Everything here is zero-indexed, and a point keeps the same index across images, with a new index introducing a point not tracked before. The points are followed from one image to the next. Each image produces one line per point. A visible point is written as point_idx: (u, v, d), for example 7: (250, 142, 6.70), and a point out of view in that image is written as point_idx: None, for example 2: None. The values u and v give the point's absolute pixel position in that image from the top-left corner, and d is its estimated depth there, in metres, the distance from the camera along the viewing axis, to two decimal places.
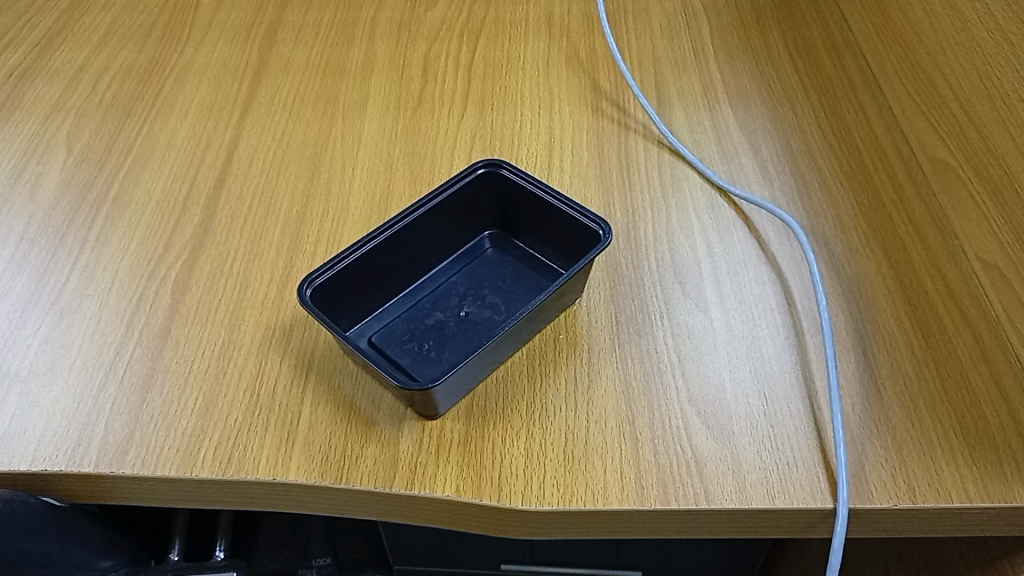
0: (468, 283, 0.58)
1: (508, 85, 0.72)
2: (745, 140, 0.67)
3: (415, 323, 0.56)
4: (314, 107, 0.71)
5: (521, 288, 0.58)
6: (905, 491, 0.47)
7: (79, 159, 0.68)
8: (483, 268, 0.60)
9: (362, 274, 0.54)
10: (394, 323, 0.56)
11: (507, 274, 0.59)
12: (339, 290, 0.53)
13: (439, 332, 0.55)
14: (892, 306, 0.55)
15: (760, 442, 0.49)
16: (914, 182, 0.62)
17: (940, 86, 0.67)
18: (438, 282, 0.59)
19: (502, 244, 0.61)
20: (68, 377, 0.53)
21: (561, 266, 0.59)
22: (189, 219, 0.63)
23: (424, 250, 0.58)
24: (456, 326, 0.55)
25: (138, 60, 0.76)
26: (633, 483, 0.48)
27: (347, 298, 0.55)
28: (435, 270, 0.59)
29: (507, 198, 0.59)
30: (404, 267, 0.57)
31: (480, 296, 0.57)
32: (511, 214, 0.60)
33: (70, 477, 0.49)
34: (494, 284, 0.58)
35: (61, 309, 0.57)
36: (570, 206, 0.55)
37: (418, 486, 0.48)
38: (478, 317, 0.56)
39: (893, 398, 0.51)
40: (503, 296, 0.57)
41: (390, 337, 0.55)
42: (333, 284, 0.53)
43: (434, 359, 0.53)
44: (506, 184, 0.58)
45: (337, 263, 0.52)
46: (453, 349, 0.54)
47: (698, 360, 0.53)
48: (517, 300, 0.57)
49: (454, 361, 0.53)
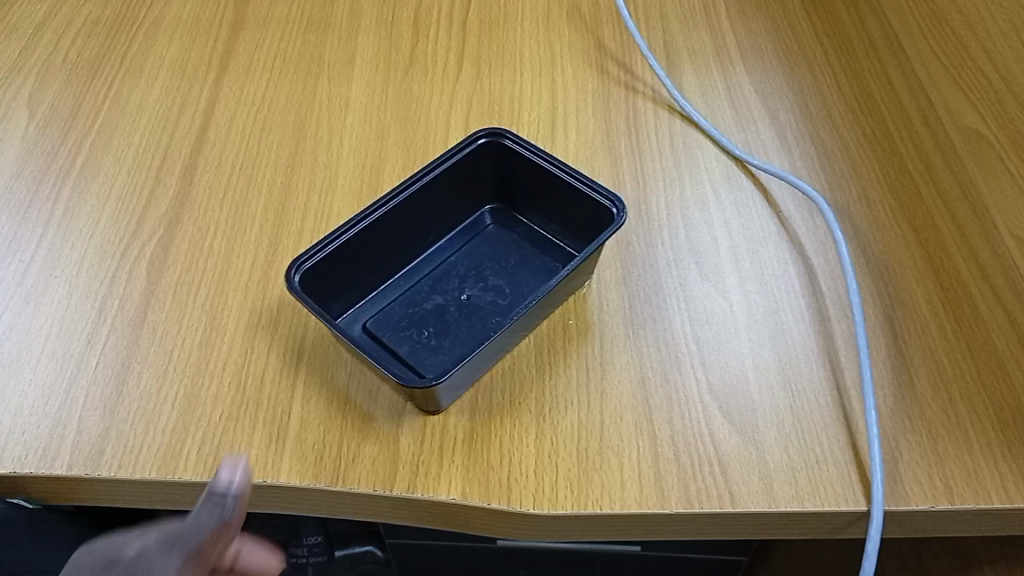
0: (469, 263, 0.54)
1: (506, 44, 0.67)
2: (761, 105, 0.62)
3: (412, 308, 0.52)
4: (297, 66, 0.66)
5: (527, 268, 0.54)
6: (942, 491, 0.44)
7: (42, 124, 0.63)
8: (485, 245, 0.56)
9: (353, 254, 0.50)
10: (389, 307, 0.52)
11: (512, 253, 0.55)
12: (330, 273, 0.49)
13: (440, 318, 0.51)
14: (922, 286, 0.52)
15: (787, 438, 0.46)
16: (942, 151, 0.58)
17: (973, 49, 0.64)
18: (437, 262, 0.55)
19: (504, 219, 0.57)
20: (36, 369, 0.49)
21: (569, 245, 0.55)
22: (164, 191, 0.58)
23: (421, 227, 0.54)
24: (458, 312, 0.51)
25: (104, 14, 0.70)
26: (653, 483, 0.44)
27: (337, 281, 0.50)
28: (434, 248, 0.55)
29: (510, 169, 0.55)
30: (399, 245, 0.53)
31: (482, 278, 0.53)
32: (514, 186, 0.56)
33: (40, 480, 0.45)
34: (498, 264, 0.54)
35: (26, 291, 0.53)
36: (584, 180, 0.51)
37: (420, 489, 0.44)
38: (482, 302, 0.52)
39: (926, 387, 0.47)
40: (508, 278, 0.53)
41: (387, 323, 0.51)
42: (323, 267, 0.49)
43: (435, 348, 0.49)
44: (509, 155, 0.54)
45: (328, 245, 0.48)
46: (455, 337, 0.50)
47: (718, 347, 0.49)
48: (524, 282, 0.53)
49: (459, 353, 0.49)
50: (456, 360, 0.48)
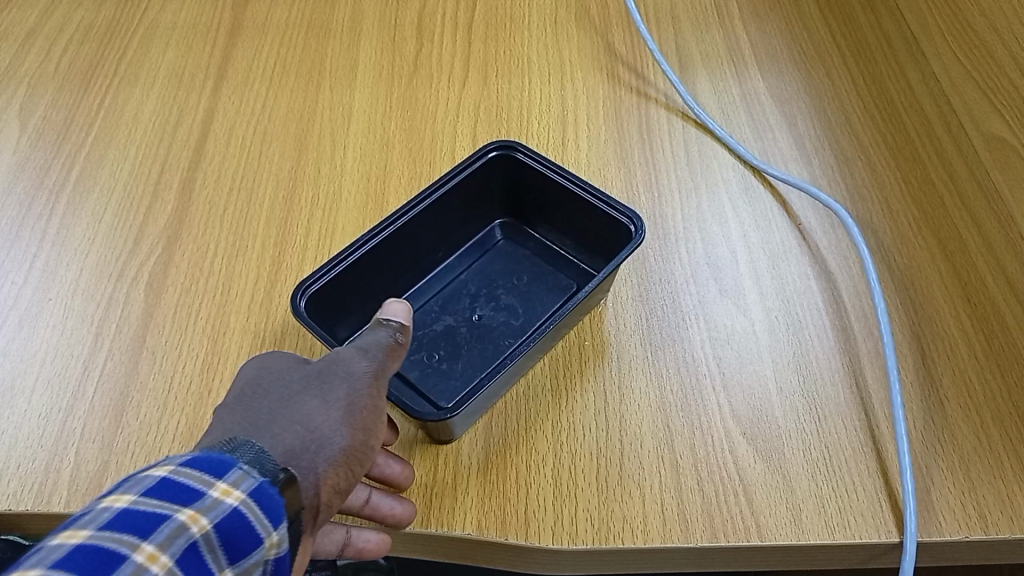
0: (479, 281, 0.53)
1: (513, 49, 0.65)
2: (777, 112, 0.60)
3: (422, 329, 0.50)
4: (297, 73, 0.64)
5: (539, 287, 0.52)
6: (976, 520, 0.42)
7: (34, 137, 0.61)
8: (495, 262, 0.54)
9: (360, 272, 0.48)
10: None
11: (524, 270, 0.54)
12: (336, 295, 0.47)
13: (450, 341, 0.50)
14: (949, 302, 0.50)
15: (815, 465, 0.44)
16: (966, 159, 0.56)
17: (998, 53, 0.62)
18: (447, 280, 0.54)
19: (515, 234, 0.56)
20: (31, 399, 0.47)
21: (584, 262, 0.53)
22: (162, 208, 0.56)
23: (429, 246, 0.52)
24: (469, 333, 0.50)
25: (96, 19, 0.68)
26: (676, 515, 0.43)
27: (344, 303, 0.49)
28: (443, 265, 0.54)
29: (522, 182, 0.53)
30: (407, 266, 0.51)
31: (493, 297, 0.52)
32: (526, 200, 0.54)
33: (36, 517, 0.44)
34: (508, 282, 0.53)
35: (21, 315, 0.51)
36: (600, 196, 0.49)
37: (434, 523, 0.43)
38: (494, 323, 0.50)
39: (957, 410, 0.46)
40: (521, 298, 0.52)
41: None
42: (329, 289, 0.47)
43: (446, 373, 0.48)
44: (521, 168, 0.52)
45: (335, 267, 0.46)
46: (467, 361, 0.49)
47: (741, 369, 0.48)
48: (537, 301, 0.52)
49: (472, 378, 0.48)
50: (468, 387, 0.47)
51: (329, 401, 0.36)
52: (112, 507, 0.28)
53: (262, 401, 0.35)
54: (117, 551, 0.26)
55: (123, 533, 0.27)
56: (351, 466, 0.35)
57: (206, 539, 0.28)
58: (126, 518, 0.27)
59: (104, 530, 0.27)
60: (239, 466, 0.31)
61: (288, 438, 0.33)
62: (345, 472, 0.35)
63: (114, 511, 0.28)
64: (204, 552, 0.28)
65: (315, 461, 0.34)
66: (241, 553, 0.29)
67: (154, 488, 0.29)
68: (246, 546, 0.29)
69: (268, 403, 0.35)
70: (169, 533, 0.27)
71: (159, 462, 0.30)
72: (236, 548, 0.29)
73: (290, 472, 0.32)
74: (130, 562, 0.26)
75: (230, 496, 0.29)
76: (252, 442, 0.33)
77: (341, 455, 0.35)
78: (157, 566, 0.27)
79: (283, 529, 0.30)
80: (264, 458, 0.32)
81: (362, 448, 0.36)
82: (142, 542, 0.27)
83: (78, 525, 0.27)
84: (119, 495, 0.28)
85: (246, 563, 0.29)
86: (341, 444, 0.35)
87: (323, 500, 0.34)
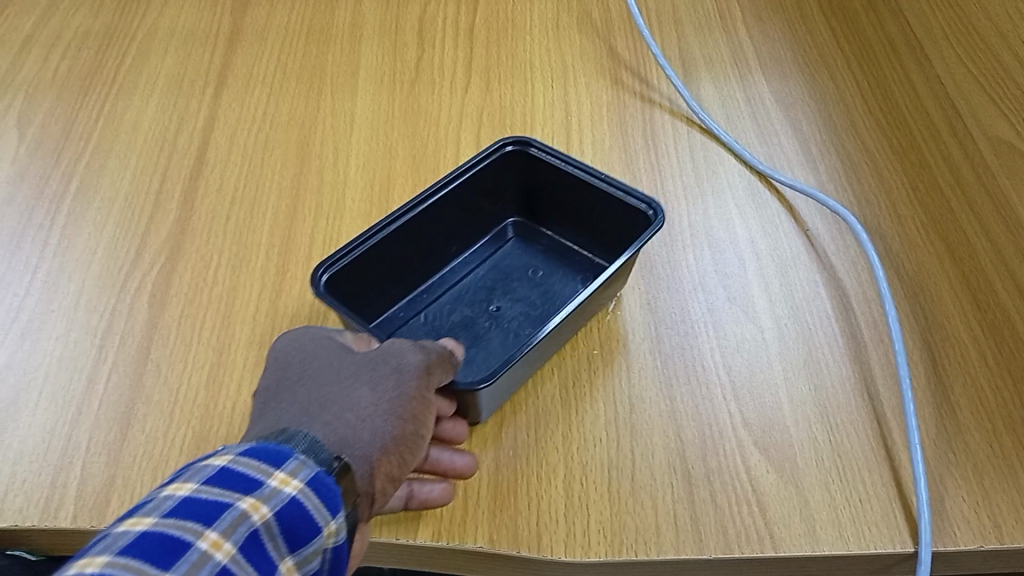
0: (495, 275, 0.54)
1: (515, 54, 0.64)
2: (782, 116, 0.60)
3: (440, 319, 0.51)
4: (299, 80, 0.63)
5: (556, 279, 0.53)
6: (991, 529, 0.42)
7: (33, 146, 0.60)
8: (509, 257, 0.55)
9: (377, 261, 0.48)
10: (415, 319, 0.52)
11: (538, 265, 0.54)
12: (356, 279, 0.47)
13: (471, 329, 0.50)
14: (959, 308, 0.50)
15: (828, 474, 0.44)
16: (972, 163, 0.56)
17: (1002, 57, 0.62)
18: (460, 274, 0.54)
19: (527, 234, 0.56)
20: (35, 414, 0.47)
21: (599, 256, 0.54)
22: (163, 218, 0.55)
23: (445, 240, 0.53)
24: (488, 321, 0.51)
25: (94, 26, 0.67)
26: (689, 526, 0.42)
27: (363, 293, 0.49)
28: (457, 260, 0.55)
29: (535, 177, 0.53)
30: (422, 260, 0.52)
31: (510, 289, 0.53)
32: (537, 197, 0.55)
33: (43, 533, 0.43)
34: (522, 275, 0.54)
35: (22, 328, 0.51)
36: (618, 187, 0.49)
37: (446, 537, 0.42)
38: (513, 313, 0.51)
39: (968, 418, 0.45)
40: (537, 291, 0.52)
41: (411, 335, 0.50)
42: (351, 270, 0.46)
43: (469, 360, 0.48)
44: (536, 162, 0.52)
45: (360, 245, 0.46)
46: (488, 348, 0.49)
47: (751, 377, 0.47)
48: (553, 292, 0.52)
49: (493, 364, 0.48)
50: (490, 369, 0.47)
51: (378, 390, 0.37)
52: (175, 496, 0.28)
53: (312, 386, 0.37)
54: (183, 537, 0.26)
55: (187, 519, 0.27)
56: (402, 455, 0.36)
57: (267, 527, 0.28)
58: (189, 505, 0.28)
59: (168, 517, 0.27)
60: (296, 455, 0.31)
61: (341, 426, 0.35)
62: (398, 460, 0.36)
63: (176, 501, 0.28)
64: (266, 540, 0.28)
65: (369, 446, 0.35)
66: (301, 541, 0.29)
67: (214, 478, 0.29)
68: (306, 533, 0.29)
69: (320, 386, 0.37)
70: (232, 519, 0.28)
71: (216, 452, 0.31)
72: (296, 536, 0.29)
73: (343, 461, 0.33)
74: (196, 547, 0.26)
75: (288, 484, 0.30)
76: (305, 432, 0.34)
77: (393, 442, 0.36)
78: (221, 553, 0.27)
79: (340, 517, 0.31)
80: (318, 447, 0.33)
81: (412, 438, 0.37)
82: (205, 529, 0.27)
83: (141, 513, 0.27)
84: (179, 485, 0.29)
85: (306, 551, 0.30)
86: (393, 432, 0.36)
87: (378, 488, 0.35)
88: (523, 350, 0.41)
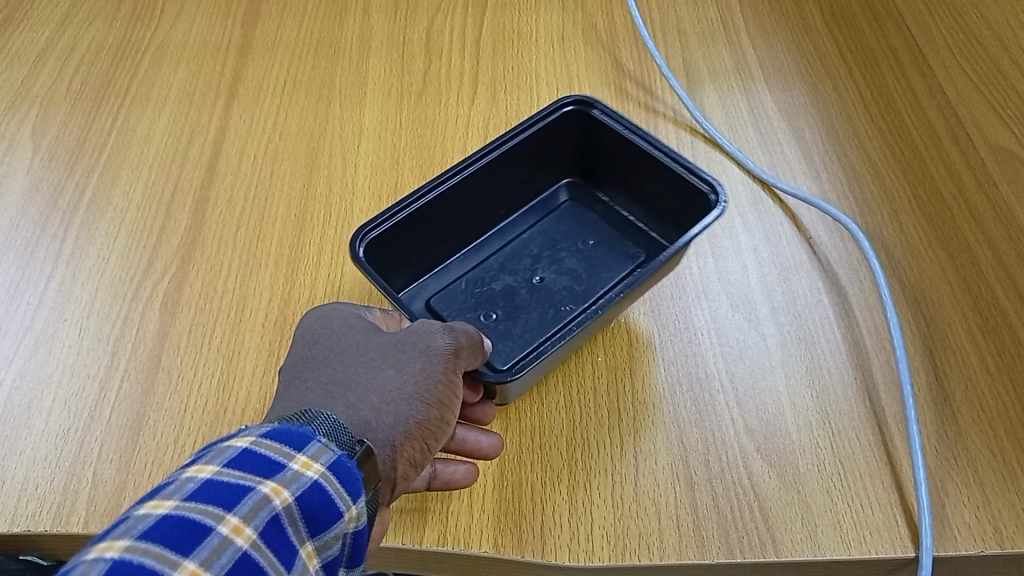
0: (544, 241, 0.56)
1: (521, 65, 0.65)
2: (786, 125, 0.60)
3: (483, 287, 0.54)
4: (308, 92, 0.64)
5: (607, 251, 0.55)
6: (992, 534, 0.42)
7: (47, 157, 0.61)
8: (562, 223, 0.58)
9: (420, 223, 0.51)
10: (455, 283, 0.54)
11: (591, 233, 0.56)
12: (396, 241, 0.50)
13: (510, 301, 0.52)
14: (960, 314, 0.50)
15: (829, 480, 0.44)
16: (975, 171, 0.57)
17: (1004, 67, 0.62)
18: (512, 240, 0.57)
19: (582, 196, 0.59)
20: (48, 420, 0.48)
21: (654, 229, 0.56)
22: (175, 227, 0.56)
23: (493, 203, 0.56)
24: (530, 291, 0.53)
25: (108, 39, 0.69)
26: (691, 531, 0.43)
27: (402, 254, 0.52)
28: (507, 223, 0.57)
29: (599, 140, 0.56)
30: (467, 222, 0.55)
31: (557, 259, 0.55)
32: (598, 160, 0.57)
33: (56, 537, 0.44)
34: (573, 243, 0.56)
35: (36, 335, 0.52)
36: (675, 158, 0.51)
37: (451, 541, 0.43)
38: (556, 286, 0.53)
39: (970, 424, 0.46)
40: (584, 264, 0.54)
41: (448, 300, 0.53)
42: (388, 235, 0.49)
43: (504, 333, 0.50)
44: (595, 124, 0.55)
45: (396, 214, 0.49)
46: (524, 323, 0.51)
47: (754, 383, 0.48)
48: (601, 266, 0.54)
49: (531, 342, 0.50)
50: (527, 351, 0.49)
51: (404, 372, 0.38)
52: (196, 478, 0.28)
53: (338, 367, 0.38)
54: (204, 523, 0.27)
55: (208, 504, 0.27)
56: (425, 440, 0.37)
57: (288, 513, 0.29)
58: (211, 489, 0.28)
59: (189, 501, 0.27)
60: (318, 438, 0.31)
61: (362, 410, 0.36)
62: (421, 446, 0.37)
63: (198, 483, 0.28)
64: (286, 525, 0.29)
65: (390, 431, 0.36)
66: (321, 527, 0.30)
67: (236, 459, 0.29)
68: (326, 519, 0.30)
69: (345, 368, 0.38)
70: (253, 505, 0.28)
71: (237, 432, 0.31)
72: (317, 522, 0.29)
73: (367, 446, 0.33)
74: (216, 534, 0.26)
75: (310, 469, 0.30)
76: (326, 415, 0.34)
77: (417, 428, 0.37)
78: (241, 539, 0.27)
79: (361, 503, 0.31)
80: (340, 431, 0.33)
81: (437, 423, 0.38)
82: (226, 515, 0.27)
83: (162, 495, 0.27)
84: (201, 466, 0.29)
85: (326, 535, 0.30)
86: (416, 417, 0.37)
87: (399, 473, 0.36)
88: (556, 345, 0.42)
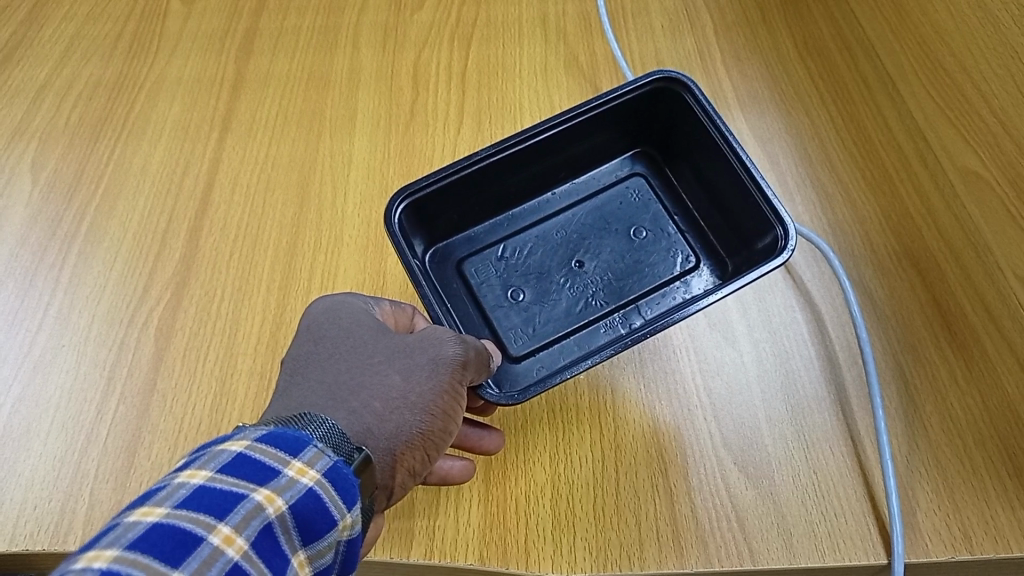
0: (595, 217, 0.58)
1: (505, 96, 0.66)
2: (760, 151, 0.62)
3: (517, 259, 0.57)
4: (299, 124, 0.65)
5: (655, 247, 0.57)
6: (960, 540, 0.44)
7: (45, 190, 0.63)
8: (617, 199, 0.59)
9: (466, 184, 0.54)
10: (492, 246, 0.58)
11: (644, 220, 0.58)
12: (439, 199, 0.53)
13: (542, 280, 0.56)
14: (929, 330, 0.52)
15: (804, 490, 0.46)
16: (943, 193, 0.57)
17: (969, 90, 0.61)
18: (563, 212, 0.59)
19: (649, 163, 0.60)
20: (46, 442, 0.51)
21: (711, 235, 0.57)
22: (169, 256, 0.58)
23: (550, 171, 0.58)
24: (566, 275, 0.56)
25: (104, 75, 0.69)
26: (671, 542, 0.45)
27: (448, 209, 0.55)
28: (563, 187, 0.60)
29: (678, 115, 0.56)
30: (518, 186, 0.57)
31: (601, 244, 0.57)
32: (674, 137, 0.58)
33: (54, 554, 0.47)
34: (621, 228, 0.58)
35: (34, 362, 0.54)
36: (744, 168, 0.51)
37: (438, 555, 0.45)
38: (593, 276, 0.56)
39: (939, 436, 0.48)
40: (629, 257, 0.56)
41: (481, 264, 0.57)
42: (430, 197, 0.52)
43: (527, 320, 0.54)
44: (677, 99, 0.55)
45: (441, 179, 0.52)
46: (548, 310, 0.54)
47: (730, 400, 0.49)
48: (646, 262, 0.56)
49: (550, 334, 0.53)
50: (545, 344, 0.53)
51: (410, 379, 0.39)
52: (188, 484, 0.29)
53: (343, 364, 0.39)
54: (195, 532, 0.28)
55: (199, 513, 0.28)
56: (427, 451, 0.39)
57: (281, 520, 0.30)
58: (201, 496, 0.29)
59: (179, 509, 0.28)
60: (315, 444, 0.33)
61: (366, 416, 0.37)
62: (421, 455, 0.38)
63: (190, 489, 0.29)
64: (279, 533, 0.30)
65: (392, 439, 0.37)
66: (315, 535, 0.31)
67: (230, 465, 0.31)
68: (320, 527, 0.31)
69: (350, 367, 0.39)
70: (245, 514, 0.29)
71: (233, 436, 0.32)
72: (310, 530, 0.31)
73: (365, 455, 0.34)
74: (208, 544, 0.27)
75: (305, 476, 0.31)
76: (326, 421, 0.35)
77: (420, 438, 0.38)
78: (233, 548, 0.28)
79: (356, 511, 0.33)
80: (334, 434, 0.34)
81: (440, 434, 0.39)
82: (218, 523, 0.28)
83: (154, 501, 0.29)
84: (194, 471, 0.30)
85: (318, 544, 0.31)
86: (420, 427, 0.38)
87: (396, 483, 0.38)
88: (553, 379, 0.44)
